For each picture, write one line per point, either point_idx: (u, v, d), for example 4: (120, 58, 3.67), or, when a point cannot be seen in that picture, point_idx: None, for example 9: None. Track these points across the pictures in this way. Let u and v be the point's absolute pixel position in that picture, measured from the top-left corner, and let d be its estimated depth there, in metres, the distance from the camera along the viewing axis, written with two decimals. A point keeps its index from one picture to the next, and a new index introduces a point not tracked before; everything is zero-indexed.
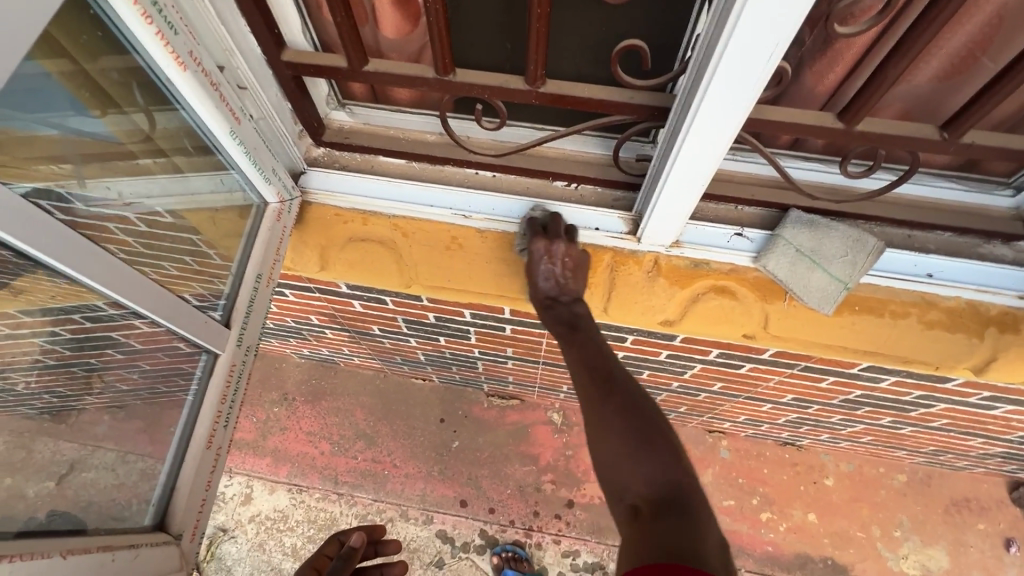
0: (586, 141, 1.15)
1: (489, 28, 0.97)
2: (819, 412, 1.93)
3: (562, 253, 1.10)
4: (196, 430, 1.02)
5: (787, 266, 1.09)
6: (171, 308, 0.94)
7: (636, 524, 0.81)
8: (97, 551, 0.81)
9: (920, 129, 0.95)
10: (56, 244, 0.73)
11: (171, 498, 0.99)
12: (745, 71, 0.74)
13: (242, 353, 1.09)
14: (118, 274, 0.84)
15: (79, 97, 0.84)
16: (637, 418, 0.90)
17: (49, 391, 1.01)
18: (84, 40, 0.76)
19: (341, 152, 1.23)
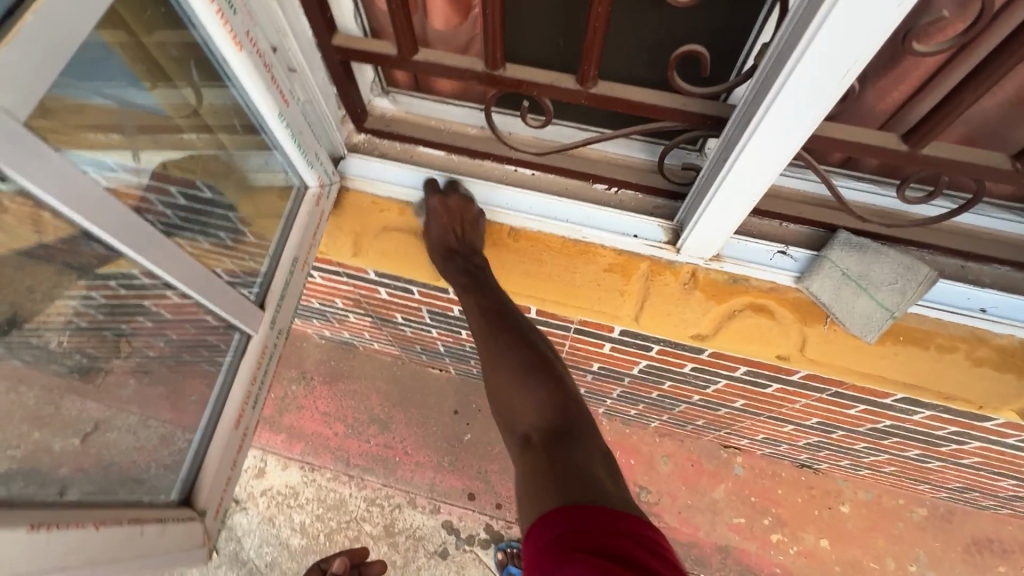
0: (631, 145, 1.12)
1: (543, 23, 0.95)
2: (843, 438, 1.87)
3: (450, 209, 1.14)
4: (225, 411, 1.04)
5: (831, 289, 1.05)
6: (206, 283, 0.95)
7: (531, 450, 0.96)
8: (126, 524, 0.83)
9: (989, 158, 0.90)
10: (106, 216, 0.74)
11: (198, 474, 1.01)
12: (817, 86, 0.70)
13: (273, 335, 1.11)
14: (159, 247, 0.84)
15: (139, 70, 0.85)
16: (525, 353, 1.06)
17: (80, 351, 0.94)
18: (146, 16, 0.79)
19: (381, 140, 1.22)
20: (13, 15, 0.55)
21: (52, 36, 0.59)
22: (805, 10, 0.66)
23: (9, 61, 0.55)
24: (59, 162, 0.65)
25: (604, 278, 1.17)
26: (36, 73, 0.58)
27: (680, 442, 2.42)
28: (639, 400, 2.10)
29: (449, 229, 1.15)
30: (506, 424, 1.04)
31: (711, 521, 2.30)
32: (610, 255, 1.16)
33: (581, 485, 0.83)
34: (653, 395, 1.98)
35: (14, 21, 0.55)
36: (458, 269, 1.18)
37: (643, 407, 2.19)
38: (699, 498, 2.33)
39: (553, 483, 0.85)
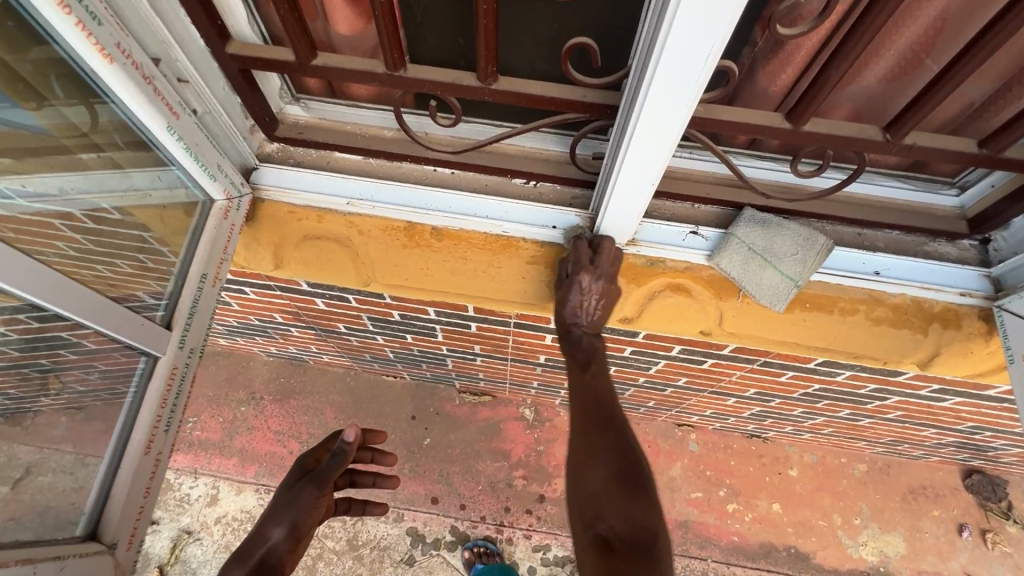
0: (545, 138, 1.14)
1: (439, 22, 0.95)
2: (782, 405, 1.97)
3: (591, 287, 1.08)
4: (132, 437, 0.97)
5: (739, 264, 1.10)
6: (93, 305, 0.91)
7: (606, 557, 0.85)
8: (16, 564, 0.79)
9: (864, 130, 0.97)
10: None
11: (105, 506, 0.95)
12: (686, 70, 0.74)
13: (185, 355, 1.05)
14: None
15: (4, 90, 0.81)
16: (627, 460, 0.98)
17: (0, 394, 0.92)
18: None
19: (295, 147, 1.20)
20: None
21: None
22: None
23: None
24: None
25: (529, 271, 1.20)
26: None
27: (636, 426, 2.48)
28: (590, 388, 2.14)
29: (587, 307, 1.10)
30: (581, 517, 0.95)
31: (671, 499, 2.37)
32: (532, 248, 1.19)
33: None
34: None
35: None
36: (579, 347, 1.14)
37: None
38: (657, 477, 2.40)
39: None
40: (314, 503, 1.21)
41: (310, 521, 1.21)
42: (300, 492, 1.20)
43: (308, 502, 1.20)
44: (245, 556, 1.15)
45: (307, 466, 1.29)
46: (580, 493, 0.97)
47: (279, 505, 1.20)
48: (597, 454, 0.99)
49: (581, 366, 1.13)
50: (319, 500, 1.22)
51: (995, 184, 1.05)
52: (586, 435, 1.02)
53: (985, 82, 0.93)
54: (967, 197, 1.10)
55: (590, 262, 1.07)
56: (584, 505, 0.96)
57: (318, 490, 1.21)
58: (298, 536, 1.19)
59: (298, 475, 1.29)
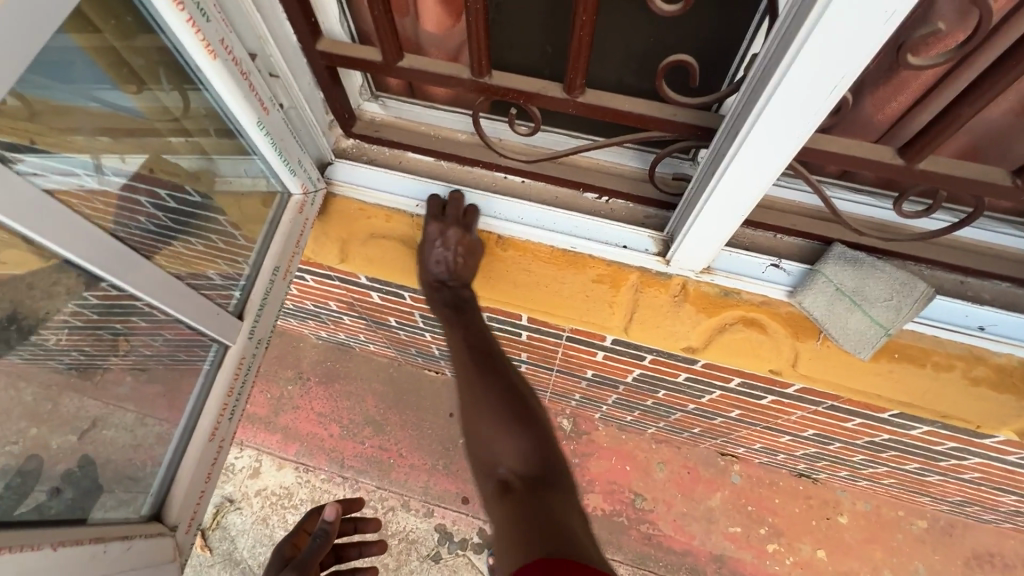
0: (623, 153, 1.10)
1: (530, 29, 0.92)
2: (841, 450, 1.84)
3: (455, 240, 1.11)
4: (199, 424, 1.03)
5: (823, 304, 1.02)
6: (167, 288, 0.92)
7: (506, 496, 0.87)
8: (87, 543, 0.82)
9: (988, 173, 0.87)
10: (16, 203, 0.65)
11: (170, 489, 1.01)
12: (805, 101, 0.68)
13: (252, 346, 1.10)
14: (75, 232, 0.74)
15: (110, 75, 0.84)
16: (485, 390, 1.00)
17: (78, 349, 0.98)
18: (115, 22, 0.77)
19: (370, 144, 1.21)
20: None
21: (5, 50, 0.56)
22: (793, 22, 0.64)
23: None
24: None
25: (593, 289, 1.14)
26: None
27: (676, 450, 2.39)
28: (634, 407, 2.08)
29: (461, 268, 1.14)
30: (482, 467, 0.95)
31: (707, 530, 2.27)
32: (599, 266, 1.14)
33: (543, 533, 0.77)
34: (648, 402, 1.96)
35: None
36: (446, 300, 1.16)
37: (639, 414, 2.17)
38: (695, 506, 2.31)
39: (534, 533, 0.77)
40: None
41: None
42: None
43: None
44: None
45: (284, 556, 1.34)
46: (470, 442, 0.98)
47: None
48: (480, 403, 1.00)
49: (450, 310, 1.15)
50: None
51: None
52: (467, 385, 1.03)
53: None
54: None
55: (442, 214, 1.14)
56: (479, 453, 0.97)
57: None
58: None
59: (279, 565, 1.31)
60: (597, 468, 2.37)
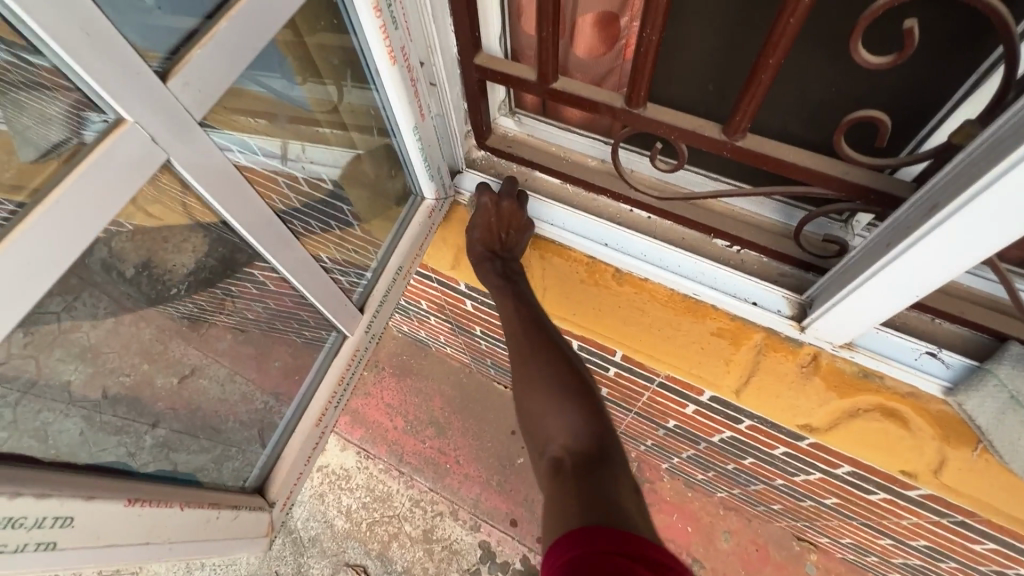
0: (765, 204, 1.02)
1: (697, 64, 0.87)
2: (953, 571, 1.59)
3: (496, 211, 1.13)
4: (307, 410, 1.10)
5: (991, 412, 0.87)
6: (308, 270, 0.96)
7: (558, 474, 0.81)
8: (206, 507, 0.91)
9: None
10: (219, 182, 0.72)
11: (272, 469, 1.08)
12: None
13: (366, 339, 1.15)
14: (253, 211, 0.80)
15: (298, 70, 0.88)
16: (564, 370, 0.94)
17: (194, 301, 0.95)
18: (319, 27, 0.83)
19: (499, 159, 1.22)
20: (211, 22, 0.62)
21: (238, 44, 0.64)
22: None
23: (201, 62, 0.61)
24: (208, 145, 0.68)
25: (709, 342, 1.06)
26: (225, 71, 0.64)
27: (746, 521, 2.20)
28: (710, 467, 1.94)
29: (495, 232, 1.13)
30: (534, 448, 0.90)
31: None
32: (721, 319, 1.07)
33: (593, 508, 0.72)
34: (728, 466, 1.81)
35: (212, 25, 0.62)
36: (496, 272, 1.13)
37: (713, 475, 2.01)
38: None
39: (580, 514, 0.71)
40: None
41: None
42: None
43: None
44: None
45: None
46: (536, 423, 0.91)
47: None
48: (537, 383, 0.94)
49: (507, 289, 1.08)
50: None
51: None
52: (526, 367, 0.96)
53: None
54: None
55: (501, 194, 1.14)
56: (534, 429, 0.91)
57: None
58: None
59: None
60: (655, 521, 2.23)
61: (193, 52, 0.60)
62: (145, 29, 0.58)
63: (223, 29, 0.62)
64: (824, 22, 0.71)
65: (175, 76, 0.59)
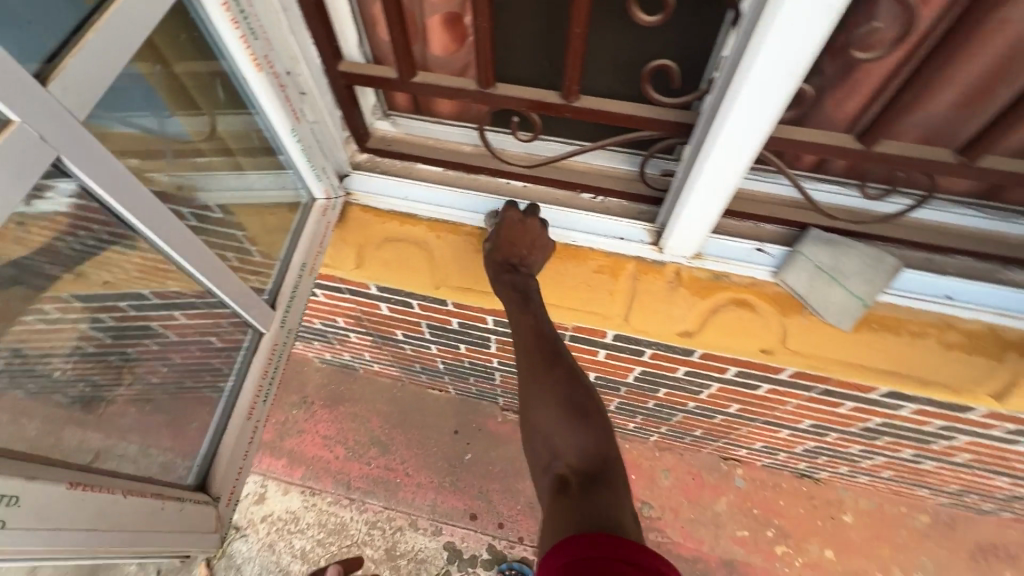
0: (614, 157, 1.21)
1: (530, 45, 1.04)
2: (838, 441, 1.89)
3: (529, 230, 1.18)
4: (237, 403, 1.07)
5: (806, 281, 1.13)
6: (219, 272, 0.98)
7: (564, 493, 0.85)
8: (150, 497, 0.91)
9: (937, 155, 1.01)
10: (142, 207, 0.80)
11: (211, 465, 1.04)
12: (767, 89, 0.81)
13: (284, 333, 1.15)
14: (158, 215, 0.82)
15: (168, 99, 0.91)
16: (576, 390, 0.97)
17: (84, 379, 1.01)
18: (182, 39, 0.85)
19: (383, 159, 1.31)
20: (79, 34, 0.65)
21: (112, 52, 0.68)
22: (753, 24, 0.77)
23: (79, 69, 0.64)
24: (98, 147, 0.70)
25: (595, 279, 1.23)
26: (103, 78, 0.68)
27: (679, 456, 2.43)
28: (636, 412, 2.14)
29: (515, 251, 1.16)
30: (542, 464, 0.94)
31: (715, 535, 2.28)
32: (600, 258, 1.24)
33: (591, 524, 0.76)
34: (649, 405, 2.01)
35: (80, 37, 0.65)
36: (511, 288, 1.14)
37: (641, 420, 2.21)
38: (701, 511, 2.33)
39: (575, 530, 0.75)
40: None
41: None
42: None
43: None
44: None
45: None
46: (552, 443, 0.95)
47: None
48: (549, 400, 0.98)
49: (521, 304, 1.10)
50: None
51: None
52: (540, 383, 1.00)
53: None
54: None
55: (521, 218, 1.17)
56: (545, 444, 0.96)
57: None
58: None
59: None
60: None
61: (68, 61, 0.63)
62: (14, 42, 0.61)
63: (94, 39, 0.65)
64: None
65: (54, 80, 0.62)
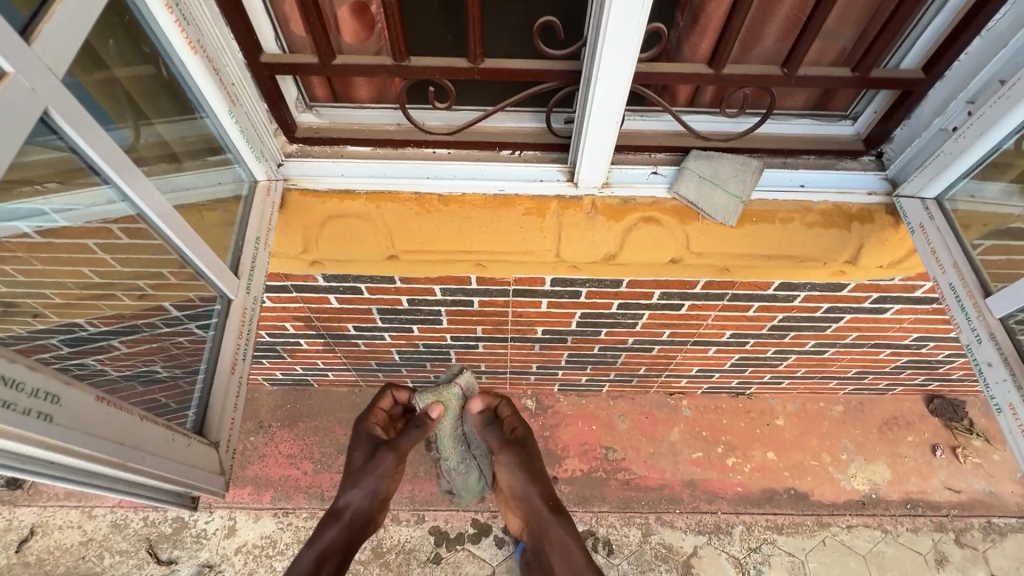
0: (523, 116, 1.39)
1: (436, 21, 1.20)
2: (756, 348, 2.18)
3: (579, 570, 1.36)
4: (219, 362, 1.12)
5: (694, 189, 1.36)
6: (197, 245, 1.07)
7: None
8: (164, 426, 0.95)
9: (768, 71, 1.28)
10: (156, 202, 0.97)
11: (207, 415, 1.08)
12: (628, 19, 1.01)
13: (251, 300, 1.22)
14: (141, 183, 0.93)
15: (107, 107, 0.91)
16: None
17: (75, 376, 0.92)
18: (126, 20, 0.90)
19: (313, 147, 1.41)
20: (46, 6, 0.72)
21: (76, 23, 0.75)
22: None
23: (51, 34, 0.71)
24: (77, 107, 0.78)
25: (525, 221, 1.41)
26: (70, 46, 0.74)
27: (631, 401, 2.65)
28: (585, 363, 2.32)
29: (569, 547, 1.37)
30: None
31: (675, 462, 2.51)
32: (526, 202, 1.41)
33: None
34: (595, 351, 2.21)
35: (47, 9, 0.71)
36: None
37: (591, 371, 2.40)
38: (659, 444, 2.55)
39: None
40: (393, 470, 1.39)
41: (388, 486, 1.39)
42: (379, 459, 1.38)
43: (388, 468, 1.39)
44: (338, 516, 1.36)
45: (371, 433, 1.48)
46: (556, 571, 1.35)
47: (353, 474, 1.40)
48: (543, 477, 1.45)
49: None
50: (396, 466, 1.40)
51: (877, 109, 1.38)
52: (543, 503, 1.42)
53: (843, 29, 1.28)
54: (860, 123, 1.42)
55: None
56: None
57: (396, 458, 1.40)
58: (378, 497, 1.39)
59: (372, 443, 1.45)
60: (567, 434, 2.55)
61: (42, 26, 0.70)
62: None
63: (59, 9, 0.72)
64: None
65: (35, 39, 0.69)
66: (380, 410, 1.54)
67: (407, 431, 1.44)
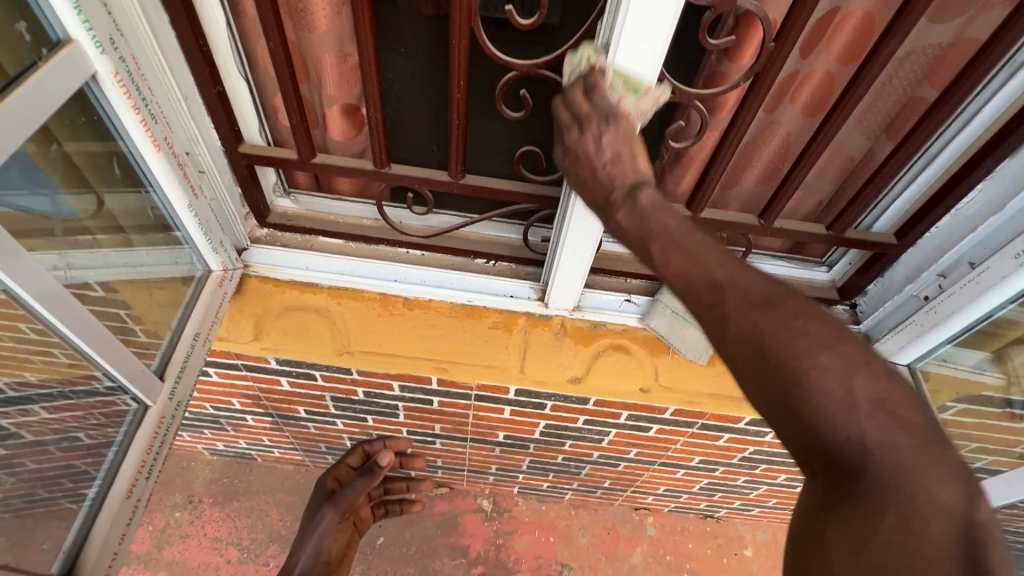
0: (500, 227, 1.37)
1: (422, 133, 1.20)
2: (726, 475, 2.08)
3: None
4: (116, 482, 0.99)
5: (665, 323, 1.35)
6: (112, 349, 0.98)
7: None
8: None
9: (746, 218, 1.30)
10: (36, 280, 0.81)
11: (81, 549, 0.94)
12: None
13: (172, 407, 1.10)
14: (33, 275, 0.81)
15: (57, 179, 0.89)
16: None
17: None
18: (80, 122, 0.89)
19: (283, 233, 1.36)
20: None
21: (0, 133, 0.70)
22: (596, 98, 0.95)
23: None
24: None
25: (490, 334, 1.37)
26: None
27: (594, 512, 2.48)
28: (547, 470, 2.19)
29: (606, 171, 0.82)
30: None
31: None
32: (494, 315, 1.38)
33: None
34: (558, 460, 2.09)
35: None
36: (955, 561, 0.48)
37: (553, 478, 2.26)
38: (619, 565, 2.37)
39: None
40: (333, 527, 1.62)
41: (330, 548, 1.62)
42: (323, 516, 1.62)
43: (330, 524, 1.62)
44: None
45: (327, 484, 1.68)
46: (886, 463, 0.54)
47: (306, 534, 1.64)
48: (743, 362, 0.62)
49: None
50: (334, 525, 1.62)
51: (852, 261, 1.39)
52: (767, 375, 0.59)
53: (823, 185, 1.31)
54: (834, 271, 1.42)
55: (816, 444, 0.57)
56: (872, 466, 0.54)
57: (337, 514, 1.62)
58: (321, 564, 1.60)
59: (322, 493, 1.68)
60: (521, 544, 2.37)
61: None
62: None
63: None
64: (483, 95, 1.12)
65: None
66: (344, 464, 1.71)
67: (348, 487, 1.62)
